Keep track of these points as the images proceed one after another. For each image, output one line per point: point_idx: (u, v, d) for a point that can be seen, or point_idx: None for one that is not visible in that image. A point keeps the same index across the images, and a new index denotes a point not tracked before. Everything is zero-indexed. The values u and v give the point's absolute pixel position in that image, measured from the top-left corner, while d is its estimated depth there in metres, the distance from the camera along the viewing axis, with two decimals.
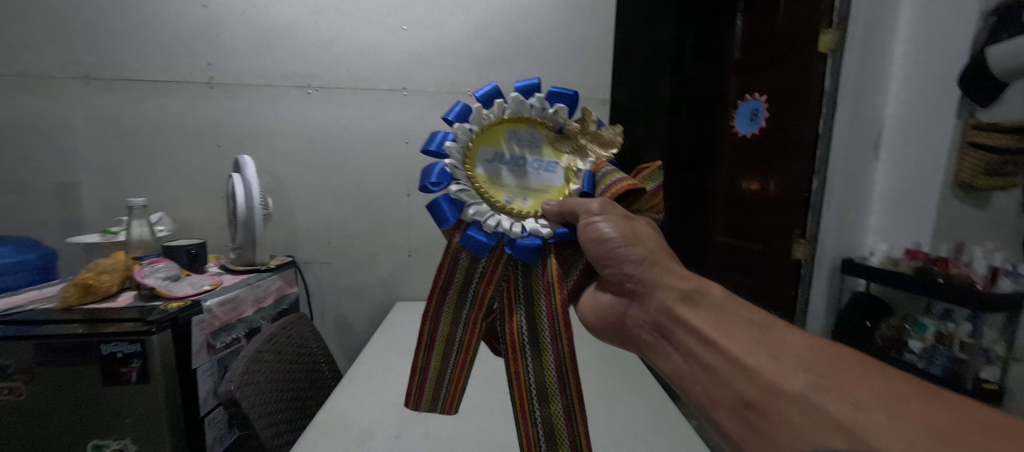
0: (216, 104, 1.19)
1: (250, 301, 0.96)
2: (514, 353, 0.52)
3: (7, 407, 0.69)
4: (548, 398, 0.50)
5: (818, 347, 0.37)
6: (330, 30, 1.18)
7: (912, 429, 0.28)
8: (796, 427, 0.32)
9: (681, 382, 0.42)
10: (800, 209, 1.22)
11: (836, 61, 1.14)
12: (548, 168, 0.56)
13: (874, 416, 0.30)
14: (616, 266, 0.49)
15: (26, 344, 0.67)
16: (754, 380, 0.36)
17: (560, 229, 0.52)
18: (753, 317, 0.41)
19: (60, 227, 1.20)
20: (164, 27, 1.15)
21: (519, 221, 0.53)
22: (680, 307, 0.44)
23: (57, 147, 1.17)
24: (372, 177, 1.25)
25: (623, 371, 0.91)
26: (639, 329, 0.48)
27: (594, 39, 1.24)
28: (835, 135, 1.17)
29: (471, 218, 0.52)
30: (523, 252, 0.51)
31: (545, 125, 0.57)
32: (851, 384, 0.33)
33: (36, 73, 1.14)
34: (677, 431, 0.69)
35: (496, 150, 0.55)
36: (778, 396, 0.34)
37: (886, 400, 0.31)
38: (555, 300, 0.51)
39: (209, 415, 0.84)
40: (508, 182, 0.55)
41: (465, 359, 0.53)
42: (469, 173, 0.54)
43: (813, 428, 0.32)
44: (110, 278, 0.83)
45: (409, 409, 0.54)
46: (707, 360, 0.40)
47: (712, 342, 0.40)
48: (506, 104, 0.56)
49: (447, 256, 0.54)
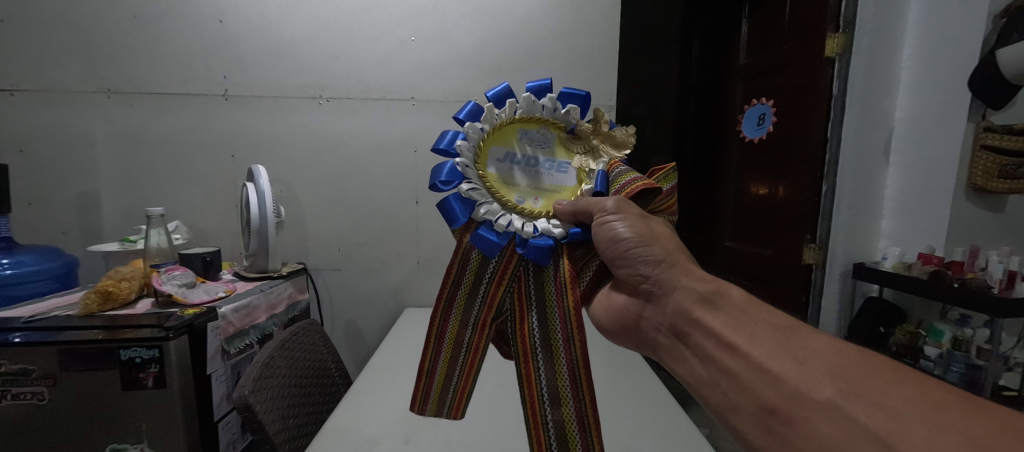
0: (230, 115, 1.22)
1: (263, 308, 0.98)
2: (525, 355, 0.53)
3: (30, 411, 0.71)
4: (560, 401, 0.51)
5: (846, 352, 0.37)
6: (341, 43, 1.21)
7: (948, 439, 0.29)
8: (824, 436, 0.33)
9: (699, 386, 0.43)
10: (809, 214, 1.21)
11: (843, 64, 1.15)
12: (560, 168, 0.57)
13: (909, 427, 0.30)
14: (632, 267, 0.49)
15: (49, 351, 0.69)
16: (779, 387, 0.37)
17: (573, 230, 0.53)
18: (775, 321, 0.42)
19: (80, 236, 1.24)
20: (182, 42, 1.19)
21: (531, 220, 0.54)
22: (699, 310, 0.45)
23: (78, 159, 1.21)
24: (381, 184, 1.27)
25: (632, 376, 0.91)
26: (655, 332, 0.49)
27: (600, 47, 1.26)
28: (845, 139, 1.17)
29: (482, 217, 0.53)
30: (534, 253, 0.51)
31: (556, 125, 0.58)
32: (883, 392, 0.33)
33: (60, 88, 1.18)
34: (688, 437, 0.69)
35: (508, 150, 0.57)
36: (805, 403, 0.35)
37: (921, 410, 0.31)
38: (567, 301, 0.51)
39: (222, 421, 0.86)
40: (520, 182, 0.56)
41: (474, 360, 0.54)
42: (480, 173, 0.55)
43: (843, 436, 0.32)
44: (128, 285, 0.86)
45: (415, 412, 0.55)
46: (728, 365, 0.40)
47: (732, 346, 0.41)
48: (518, 104, 0.57)
49: (458, 256, 0.55)
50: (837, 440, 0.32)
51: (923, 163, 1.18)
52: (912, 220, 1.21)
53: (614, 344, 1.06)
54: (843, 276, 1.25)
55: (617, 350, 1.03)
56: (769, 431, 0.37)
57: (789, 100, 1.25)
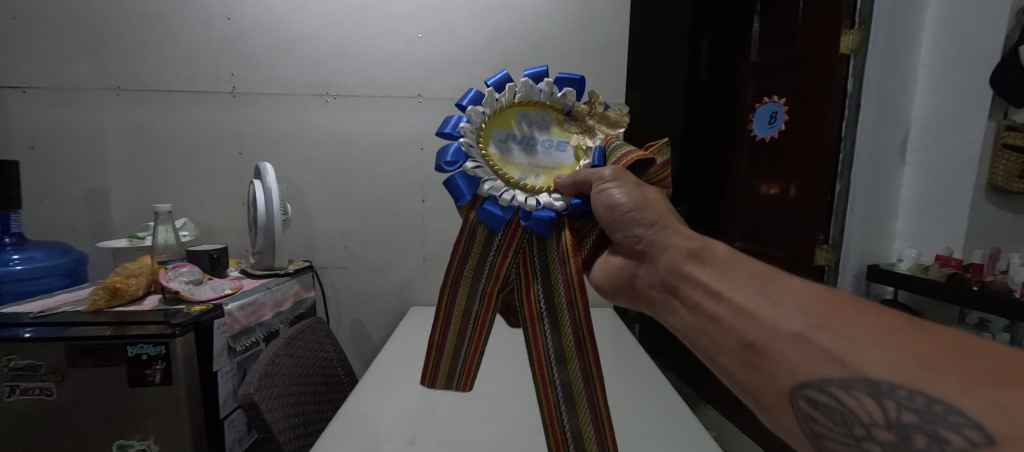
0: (237, 112, 1.22)
1: (269, 305, 0.98)
2: (533, 322, 0.52)
3: (37, 407, 0.71)
4: (566, 360, 0.51)
5: (819, 291, 0.38)
6: (348, 40, 1.21)
7: (897, 358, 0.31)
8: (794, 364, 0.35)
9: (688, 334, 0.44)
10: (821, 214, 1.20)
11: (859, 61, 1.12)
12: (558, 147, 0.56)
13: (866, 349, 0.32)
14: (627, 229, 0.50)
15: (57, 346, 0.69)
16: (755, 323, 0.38)
17: (573, 202, 0.52)
18: (757, 269, 0.42)
19: (90, 232, 1.25)
20: (190, 39, 1.20)
21: (533, 196, 0.53)
22: (688, 264, 0.46)
23: (88, 156, 1.22)
24: (387, 182, 1.26)
25: (643, 377, 0.89)
26: (648, 288, 0.50)
27: (608, 44, 1.24)
28: (859, 137, 1.15)
29: (486, 193, 0.51)
30: (537, 225, 0.50)
31: (554, 108, 0.57)
32: (847, 322, 0.34)
33: (70, 85, 1.19)
34: (698, 441, 0.67)
35: (509, 131, 0.56)
36: (775, 336, 0.36)
37: (878, 334, 0.33)
38: (571, 268, 0.51)
39: (228, 418, 0.85)
40: (521, 160, 0.55)
41: (482, 330, 0.53)
42: (483, 152, 0.54)
43: (808, 362, 0.34)
44: (136, 282, 0.86)
45: (424, 387, 0.54)
46: (711, 311, 0.42)
47: (717, 293, 0.42)
48: (517, 88, 0.56)
49: (464, 232, 0.54)
50: (802, 366, 0.34)
51: (941, 162, 1.15)
52: (926, 221, 1.19)
53: (621, 344, 1.04)
54: (857, 278, 1.24)
55: (625, 350, 1.01)
56: (746, 365, 0.38)
57: (802, 98, 1.24)
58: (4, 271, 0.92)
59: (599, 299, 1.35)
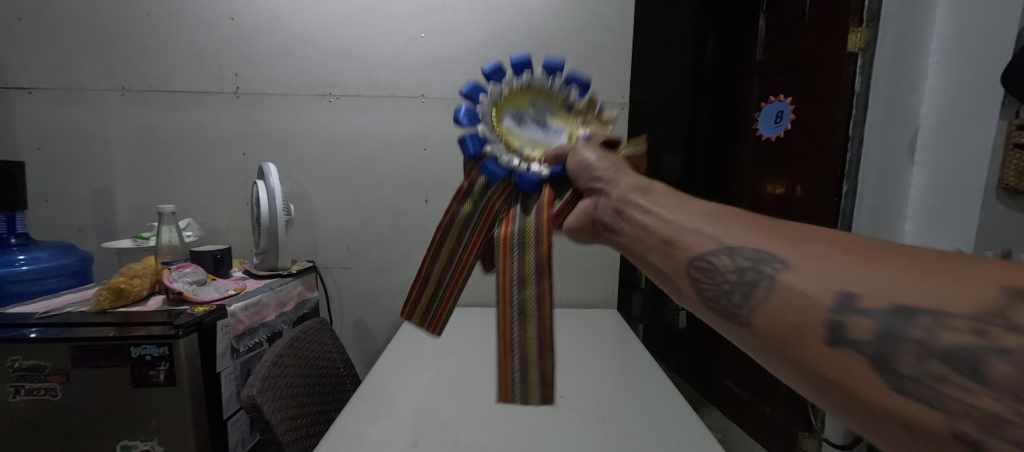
0: (242, 113, 1.22)
1: (272, 306, 0.98)
2: (503, 254, 0.51)
3: (43, 407, 0.71)
4: (525, 307, 0.49)
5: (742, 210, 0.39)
6: (351, 40, 1.21)
7: (793, 251, 0.32)
8: (702, 256, 0.36)
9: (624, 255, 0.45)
10: (829, 215, 1.24)
11: (867, 61, 1.15)
12: (556, 136, 0.55)
13: (768, 248, 0.33)
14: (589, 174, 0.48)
15: (62, 347, 0.70)
16: (676, 232, 0.39)
17: (555, 169, 0.52)
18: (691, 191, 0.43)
19: (96, 233, 1.25)
20: (194, 40, 1.20)
21: (528, 164, 0.53)
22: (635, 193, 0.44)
23: (94, 157, 1.23)
24: (390, 182, 1.26)
25: (648, 378, 0.88)
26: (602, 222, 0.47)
27: (612, 43, 1.24)
28: (866, 136, 1.18)
29: (489, 154, 0.52)
30: (524, 184, 0.52)
31: (562, 101, 0.55)
32: (750, 229, 0.36)
33: (75, 86, 1.20)
34: (705, 446, 0.66)
35: (518, 109, 0.55)
36: (689, 237, 0.38)
37: (782, 237, 0.34)
38: (541, 218, 0.50)
39: (231, 418, 0.85)
40: (524, 135, 0.54)
41: (461, 272, 0.55)
42: (493, 121, 0.53)
43: (717, 254, 0.36)
44: (141, 283, 0.86)
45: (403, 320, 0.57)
46: (642, 226, 0.42)
47: (649, 210, 0.42)
48: (535, 75, 0.54)
49: (458, 194, 0.55)
50: (713, 260, 0.36)
51: None
52: None
53: (625, 346, 1.03)
54: None
55: (629, 351, 1.00)
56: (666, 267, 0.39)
57: (810, 97, 1.28)
58: (10, 271, 0.93)
59: (603, 299, 1.34)
